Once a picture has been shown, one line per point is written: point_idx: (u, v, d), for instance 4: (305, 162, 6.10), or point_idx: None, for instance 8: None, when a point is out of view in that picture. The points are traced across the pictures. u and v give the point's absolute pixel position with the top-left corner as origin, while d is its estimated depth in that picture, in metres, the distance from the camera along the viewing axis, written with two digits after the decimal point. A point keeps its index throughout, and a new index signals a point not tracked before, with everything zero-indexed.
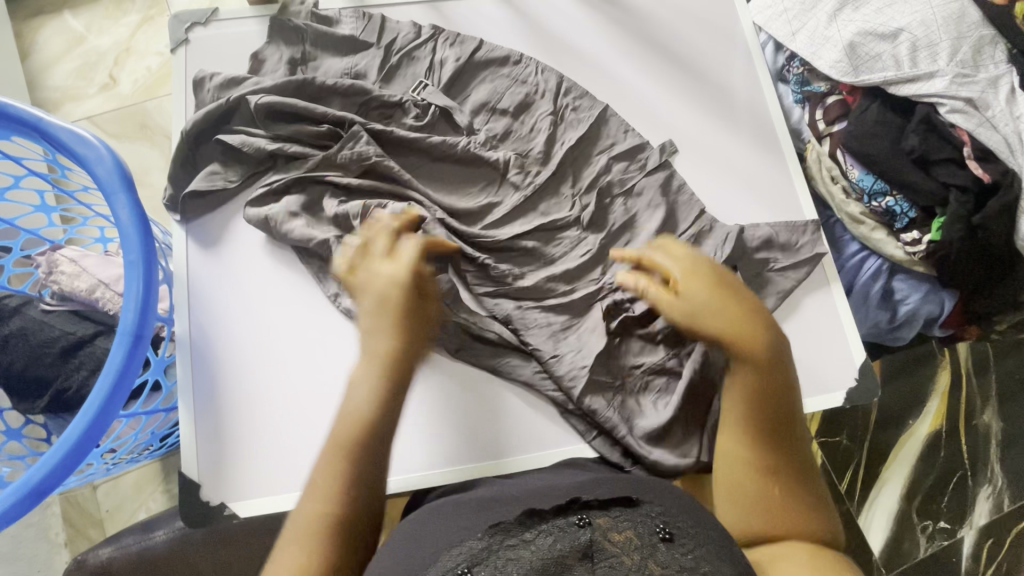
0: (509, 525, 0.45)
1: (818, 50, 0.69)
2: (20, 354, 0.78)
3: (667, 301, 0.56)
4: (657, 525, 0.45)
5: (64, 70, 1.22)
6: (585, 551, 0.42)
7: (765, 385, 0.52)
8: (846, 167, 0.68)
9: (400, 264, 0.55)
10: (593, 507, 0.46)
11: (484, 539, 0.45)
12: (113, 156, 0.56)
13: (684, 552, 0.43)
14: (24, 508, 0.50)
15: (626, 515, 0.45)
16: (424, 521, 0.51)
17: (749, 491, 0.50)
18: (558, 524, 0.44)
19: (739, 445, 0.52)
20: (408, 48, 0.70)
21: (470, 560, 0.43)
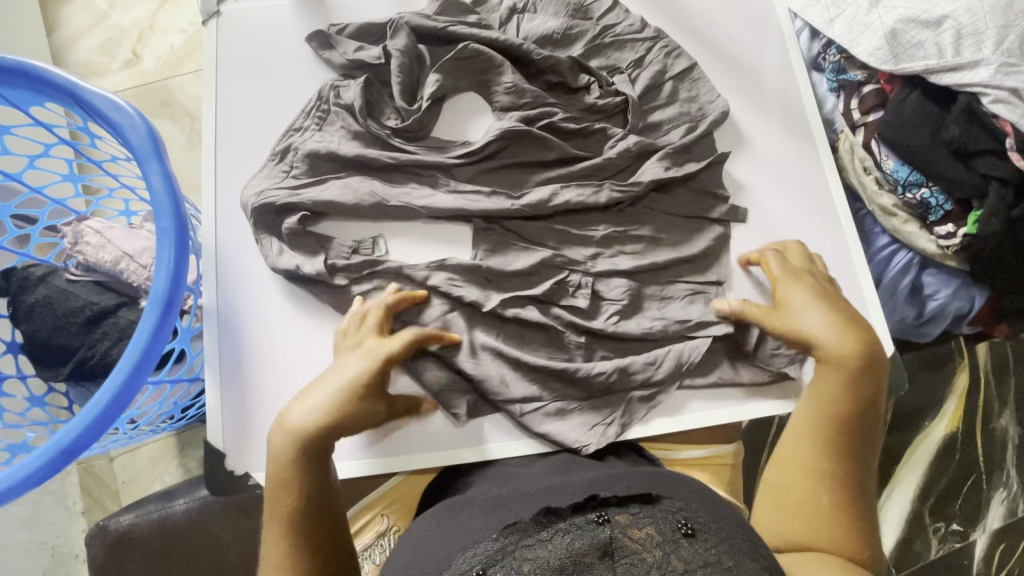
0: (525, 525, 0.45)
1: (858, 37, 0.67)
2: (45, 322, 0.78)
3: (771, 317, 0.61)
4: (678, 521, 0.45)
5: (88, 45, 1.23)
6: (605, 548, 0.42)
7: (837, 395, 0.56)
8: (881, 158, 0.67)
9: (381, 347, 0.57)
10: (612, 505, 0.46)
11: (498, 540, 0.45)
12: (146, 125, 0.56)
13: (706, 547, 0.42)
14: (54, 469, 0.50)
15: (646, 513, 0.45)
16: (438, 524, 0.51)
17: (792, 484, 0.54)
18: (577, 522, 0.44)
19: (805, 449, 0.55)
20: (450, 23, 0.69)
21: (484, 562, 0.42)
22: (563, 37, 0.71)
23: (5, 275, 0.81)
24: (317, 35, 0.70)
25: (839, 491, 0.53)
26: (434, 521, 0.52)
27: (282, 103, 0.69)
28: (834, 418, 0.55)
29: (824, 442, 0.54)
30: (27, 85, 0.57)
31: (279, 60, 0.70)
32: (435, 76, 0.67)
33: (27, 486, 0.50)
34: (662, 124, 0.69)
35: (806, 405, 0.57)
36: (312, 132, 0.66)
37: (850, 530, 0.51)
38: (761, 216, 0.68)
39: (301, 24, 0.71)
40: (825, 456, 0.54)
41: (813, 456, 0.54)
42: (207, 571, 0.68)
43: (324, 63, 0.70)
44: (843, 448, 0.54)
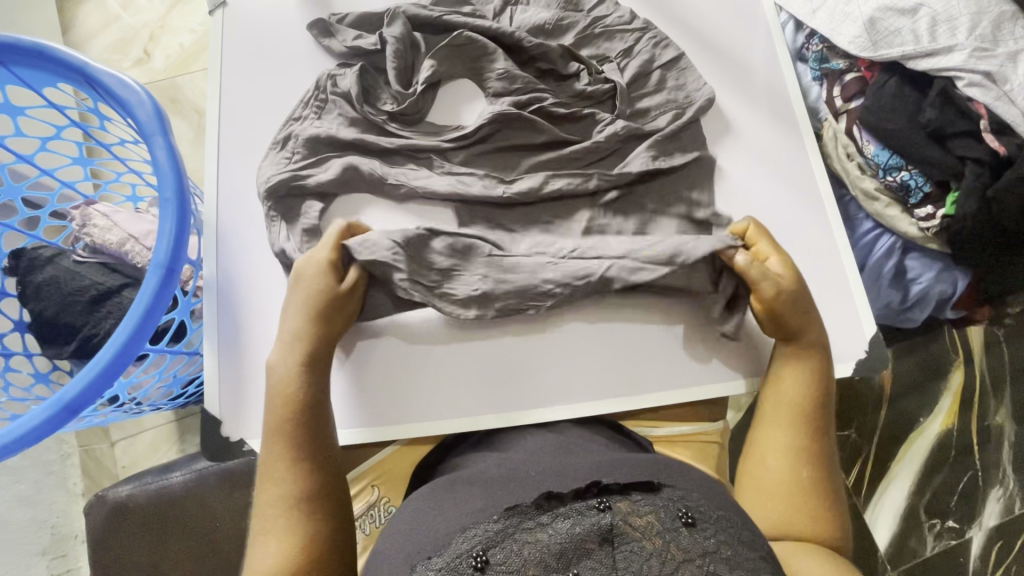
0: (526, 508, 0.46)
1: (838, 26, 0.69)
2: (52, 301, 0.81)
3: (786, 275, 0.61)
4: (679, 510, 0.46)
5: (101, 44, 1.27)
6: (606, 536, 0.43)
7: (806, 389, 0.60)
8: (862, 144, 0.70)
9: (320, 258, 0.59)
10: (614, 492, 0.47)
11: (499, 522, 0.45)
12: (153, 102, 0.58)
13: (706, 536, 0.44)
14: (55, 426, 0.52)
15: (647, 501, 0.47)
16: (439, 501, 0.53)
17: (769, 472, 0.57)
18: (577, 508, 0.45)
19: (784, 439, 0.58)
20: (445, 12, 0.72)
21: (484, 545, 0.43)
22: (554, 28, 0.73)
23: (14, 255, 0.83)
24: (316, 25, 0.72)
25: (816, 474, 0.57)
26: (431, 498, 0.53)
27: (282, 87, 0.71)
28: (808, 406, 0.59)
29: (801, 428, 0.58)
30: (41, 65, 0.60)
31: (281, 46, 0.72)
32: (430, 64, 0.69)
33: (30, 441, 0.51)
34: (651, 111, 0.71)
35: (782, 396, 0.60)
36: (312, 118, 0.69)
37: (823, 508, 0.56)
38: (746, 200, 0.70)
39: (302, 13, 0.74)
40: (803, 444, 0.58)
41: (795, 440, 0.58)
42: (202, 541, 0.69)
43: (324, 51, 0.73)
44: (814, 433, 0.58)
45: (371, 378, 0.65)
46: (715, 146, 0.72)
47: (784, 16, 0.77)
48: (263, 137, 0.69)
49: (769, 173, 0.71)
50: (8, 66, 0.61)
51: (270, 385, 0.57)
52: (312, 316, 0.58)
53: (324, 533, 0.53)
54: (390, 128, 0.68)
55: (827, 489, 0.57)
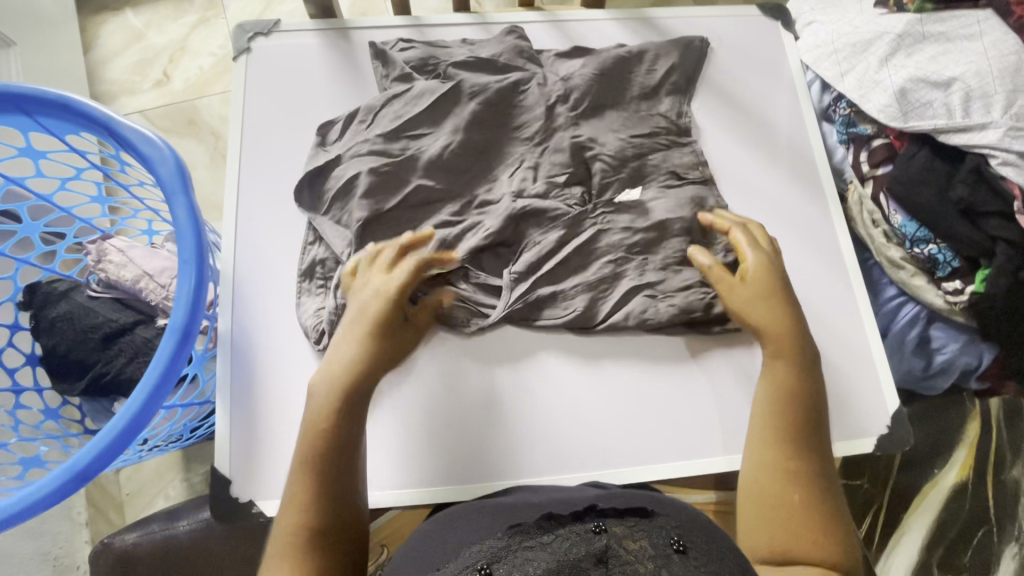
0: (529, 528, 0.46)
1: (868, 93, 0.69)
2: (64, 337, 0.81)
3: (730, 286, 0.62)
4: (672, 537, 0.44)
5: (121, 65, 1.28)
6: (600, 555, 0.41)
7: (791, 382, 0.58)
8: (889, 212, 0.69)
9: (392, 282, 0.60)
10: (610, 516, 0.46)
11: (503, 540, 0.45)
12: (175, 158, 0.58)
13: (697, 564, 0.41)
14: (69, 490, 0.51)
15: (641, 526, 0.45)
16: (446, 527, 0.52)
17: (754, 479, 0.54)
18: (575, 529, 0.44)
19: (762, 447, 0.55)
20: (471, 62, 0.71)
21: (489, 559, 0.42)
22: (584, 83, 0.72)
23: (29, 289, 0.83)
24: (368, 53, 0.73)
25: (805, 488, 0.52)
26: (440, 525, 0.53)
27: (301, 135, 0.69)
28: (773, 436, 0.56)
29: (784, 471, 0.53)
30: (65, 116, 0.60)
31: (303, 93, 0.71)
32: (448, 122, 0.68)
33: (42, 506, 0.51)
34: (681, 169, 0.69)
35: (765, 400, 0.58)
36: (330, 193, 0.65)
37: (824, 520, 0.51)
38: None
39: (327, 61, 0.73)
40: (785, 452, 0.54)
41: (774, 461, 0.54)
42: None
43: (349, 100, 0.71)
44: (796, 436, 0.55)
45: (403, 436, 0.61)
46: (741, 207, 0.70)
47: (811, 77, 0.77)
48: (280, 185, 0.68)
49: (796, 237, 0.70)
50: (31, 115, 0.61)
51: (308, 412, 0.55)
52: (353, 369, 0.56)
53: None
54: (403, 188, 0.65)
55: (823, 497, 0.52)
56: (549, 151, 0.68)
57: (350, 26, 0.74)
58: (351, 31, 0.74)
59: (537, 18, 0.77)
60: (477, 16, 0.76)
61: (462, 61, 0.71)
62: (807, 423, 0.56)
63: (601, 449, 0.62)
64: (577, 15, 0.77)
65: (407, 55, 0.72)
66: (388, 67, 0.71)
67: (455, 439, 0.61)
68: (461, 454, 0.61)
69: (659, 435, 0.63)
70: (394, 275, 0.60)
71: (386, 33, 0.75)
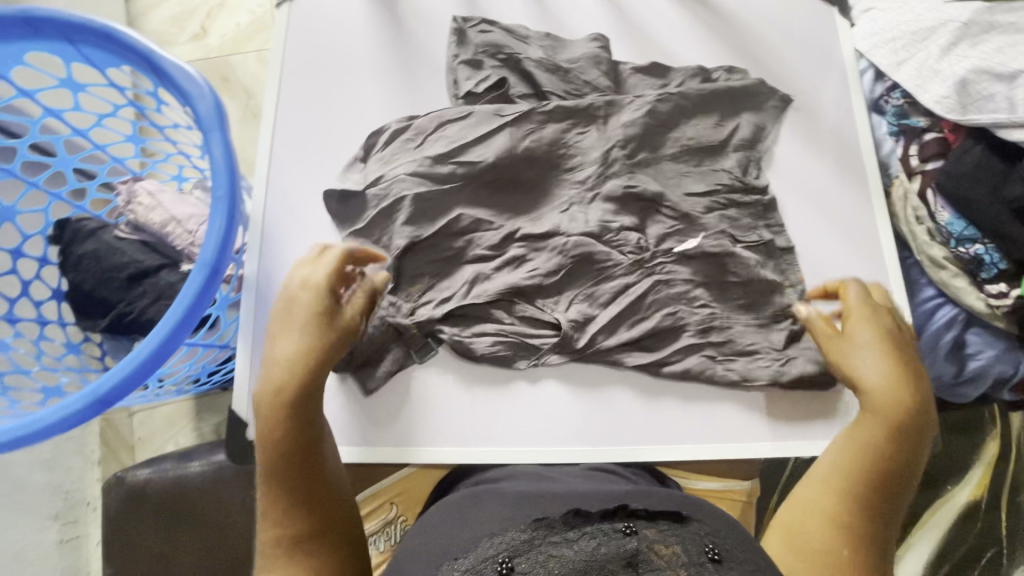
0: (553, 522, 0.45)
1: (925, 83, 0.67)
2: (91, 274, 0.82)
3: (831, 340, 0.59)
4: (708, 546, 0.42)
5: (160, 16, 1.28)
6: (631, 558, 0.40)
7: (888, 434, 0.52)
8: (936, 209, 0.67)
9: (316, 275, 0.56)
10: (641, 518, 0.45)
11: (527, 533, 0.44)
12: (214, 96, 0.58)
13: None
14: (89, 415, 0.51)
15: (675, 530, 0.44)
16: (464, 512, 0.51)
17: (807, 526, 0.50)
18: (604, 529, 0.43)
19: (827, 499, 0.50)
20: (539, 55, 0.69)
21: (511, 552, 0.42)
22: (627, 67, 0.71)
23: (59, 225, 0.84)
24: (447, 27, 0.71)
25: (855, 543, 0.48)
26: (460, 508, 0.52)
27: (338, 87, 0.68)
28: (842, 485, 0.51)
29: (832, 510, 0.50)
30: (108, 46, 0.60)
31: (344, 48, 0.70)
32: (489, 94, 0.67)
33: (63, 427, 0.51)
34: (720, 154, 0.68)
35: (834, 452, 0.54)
36: (372, 152, 0.66)
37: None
38: (814, 263, 0.67)
39: (370, 17, 0.71)
40: (844, 504, 0.50)
41: (830, 507, 0.50)
42: (213, 535, 0.68)
43: (388, 58, 0.70)
44: (863, 488, 0.50)
45: (402, 399, 0.62)
46: (780, 192, 0.69)
47: (863, 66, 0.74)
48: (313, 135, 0.67)
49: (834, 230, 0.68)
50: (75, 44, 0.61)
51: (262, 412, 0.52)
52: (299, 357, 0.53)
53: (344, 572, 0.47)
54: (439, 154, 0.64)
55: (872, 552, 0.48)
56: (586, 125, 0.66)
57: None
58: None
59: None
60: None
61: (539, 57, 0.69)
62: (882, 474, 0.51)
63: (619, 429, 0.61)
64: None
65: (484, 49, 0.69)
66: (462, 58, 0.69)
67: (463, 402, 0.61)
68: (474, 427, 0.61)
69: (677, 423, 0.62)
70: (317, 270, 0.56)
71: None
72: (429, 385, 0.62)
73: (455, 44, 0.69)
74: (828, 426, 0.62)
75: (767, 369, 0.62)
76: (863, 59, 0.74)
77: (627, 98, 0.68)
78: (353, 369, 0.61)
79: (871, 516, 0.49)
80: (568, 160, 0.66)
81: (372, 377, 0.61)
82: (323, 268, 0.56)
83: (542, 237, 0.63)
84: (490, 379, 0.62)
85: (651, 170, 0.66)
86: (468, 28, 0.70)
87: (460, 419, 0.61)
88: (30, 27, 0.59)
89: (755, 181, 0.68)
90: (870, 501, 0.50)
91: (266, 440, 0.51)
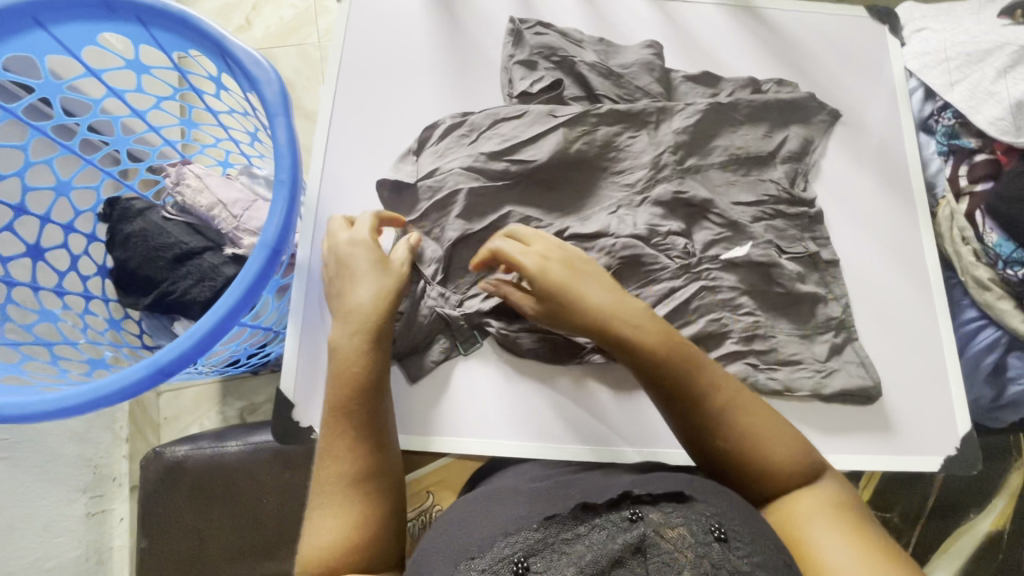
0: (563, 517, 0.44)
1: (979, 104, 0.70)
2: (137, 252, 0.83)
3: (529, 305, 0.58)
4: (713, 523, 0.42)
5: (208, 7, 1.31)
6: (638, 545, 0.41)
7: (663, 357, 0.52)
8: (985, 231, 0.69)
9: (357, 233, 0.60)
10: (645, 502, 0.44)
11: (539, 529, 0.44)
12: (281, 83, 0.59)
13: (739, 556, 0.40)
14: (147, 386, 0.53)
15: (679, 511, 0.43)
16: (480, 505, 0.51)
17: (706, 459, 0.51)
18: (612, 518, 0.43)
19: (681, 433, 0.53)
20: (592, 59, 0.70)
21: (526, 551, 0.42)
22: (680, 75, 0.72)
23: (109, 203, 0.85)
24: (504, 28, 0.72)
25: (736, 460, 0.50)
26: (477, 503, 0.53)
27: (393, 81, 0.70)
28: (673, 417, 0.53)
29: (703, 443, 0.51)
30: (181, 30, 0.61)
31: (402, 43, 0.71)
32: (544, 96, 0.68)
33: (121, 397, 0.52)
34: (770, 165, 0.69)
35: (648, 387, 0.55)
36: (426, 145, 0.67)
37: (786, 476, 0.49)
38: (857, 278, 0.67)
39: (427, 16, 0.72)
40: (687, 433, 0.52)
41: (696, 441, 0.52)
42: (248, 514, 0.69)
43: (444, 55, 0.71)
44: (702, 413, 0.51)
45: (442, 389, 0.62)
46: (825, 206, 0.69)
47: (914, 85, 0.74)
48: (368, 127, 0.68)
49: (878, 247, 0.68)
50: (147, 26, 0.62)
51: (336, 360, 0.55)
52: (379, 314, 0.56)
53: (391, 510, 0.52)
54: (495, 150, 0.65)
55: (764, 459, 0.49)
56: (638, 127, 0.67)
57: None
58: None
59: None
60: None
61: (593, 62, 0.70)
62: (711, 395, 0.51)
63: (656, 432, 0.62)
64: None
65: (539, 54, 0.70)
66: (518, 59, 0.70)
67: (504, 392, 0.62)
68: (514, 419, 0.62)
69: None
70: (357, 232, 0.60)
71: None
72: (476, 374, 0.62)
73: (512, 46, 0.71)
74: (865, 441, 0.63)
75: (809, 380, 0.62)
76: (913, 78, 0.74)
77: (680, 106, 0.69)
78: (399, 357, 0.62)
79: (716, 440, 0.50)
80: (618, 164, 0.67)
81: (417, 366, 0.62)
82: (358, 225, 0.61)
83: (591, 237, 0.64)
84: (532, 372, 0.63)
85: (701, 177, 0.67)
86: (523, 29, 0.71)
87: (502, 411, 0.62)
88: (106, 8, 0.61)
89: (802, 193, 0.68)
90: (700, 413, 0.51)
91: (341, 381, 0.54)
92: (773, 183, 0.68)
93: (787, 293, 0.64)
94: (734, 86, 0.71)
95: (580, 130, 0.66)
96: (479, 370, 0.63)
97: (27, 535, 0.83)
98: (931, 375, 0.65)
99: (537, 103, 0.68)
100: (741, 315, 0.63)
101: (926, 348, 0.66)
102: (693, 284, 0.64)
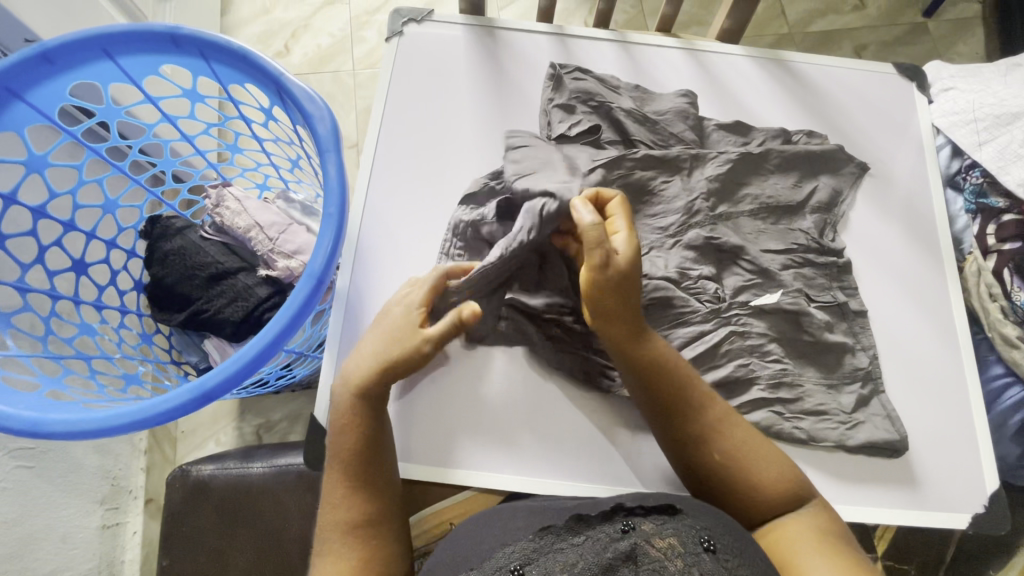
0: (558, 528, 0.47)
1: (1008, 166, 0.73)
2: (174, 270, 0.85)
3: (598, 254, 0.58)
4: (701, 535, 0.44)
5: (249, 32, 1.36)
6: (630, 555, 0.43)
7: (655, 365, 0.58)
8: (1013, 289, 0.71)
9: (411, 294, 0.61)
10: (638, 514, 0.46)
11: (534, 541, 0.47)
12: (333, 120, 0.62)
13: (725, 566, 0.42)
14: (190, 408, 0.54)
15: (670, 523, 0.45)
16: (482, 524, 0.53)
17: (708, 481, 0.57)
18: (604, 530, 0.45)
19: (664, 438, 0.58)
20: (628, 105, 0.73)
21: (522, 560, 0.45)
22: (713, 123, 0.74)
23: (150, 221, 0.88)
24: (546, 72, 0.75)
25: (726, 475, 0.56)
26: (477, 523, 0.54)
27: (436, 118, 0.73)
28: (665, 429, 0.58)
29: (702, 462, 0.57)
30: (241, 66, 0.64)
31: (446, 82, 0.74)
32: (581, 139, 0.70)
33: (166, 418, 0.54)
34: (800, 213, 0.70)
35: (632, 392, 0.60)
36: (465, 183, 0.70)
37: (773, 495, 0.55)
38: (884, 330, 0.68)
39: (471, 60, 0.75)
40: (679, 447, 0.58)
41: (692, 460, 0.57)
42: (269, 537, 0.69)
43: (485, 95, 0.74)
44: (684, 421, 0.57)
45: (465, 421, 0.63)
46: (853, 256, 0.70)
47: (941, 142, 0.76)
48: (410, 161, 0.71)
49: (905, 298, 0.69)
50: (209, 60, 0.65)
51: (332, 413, 0.58)
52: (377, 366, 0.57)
53: (387, 554, 0.55)
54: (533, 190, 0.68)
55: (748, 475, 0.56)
56: (670, 172, 0.69)
57: (498, 25, 0.77)
58: (499, 30, 0.77)
59: (674, 44, 0.78)
60: (617, 33, 0.78)
61: (630, 108, 0.72)
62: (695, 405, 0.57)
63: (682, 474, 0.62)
64: (714, 49, 0.78)
65: (577, 99, 0.72)
66: (557, 103, 0.73)
67: (531, 427, 0.63)
68: (541, 455, 0.62)
69: None
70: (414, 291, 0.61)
71: (531, 37, 0.77)
72: (499, 406, 0.63)
73: (551, 90, 0.73)
74: (892, 494, 0.63)
75: (833, 432, 0.63)
76: (939, 137, 0.76)
77: (712, 153, 0.71)
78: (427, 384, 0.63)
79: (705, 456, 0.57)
80: (651, 207, 0.68)
81: (440, 396, 0.63)
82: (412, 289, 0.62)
83: None
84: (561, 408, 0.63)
85: (731, 223, 0.69)
86: (562, 75, 0.74)
87: (528, 444, 0.62)
88: (173, 42, 0.64)
89: (831, 244, 0.69)
90: (693, 424, 0.57)
91: (338, 433, 0.57)
92: (802, 231, 0.69)
93: (815, 341, 0.65)
94: (765, 136, 0.73)
95: (615, 175, 0.68)
96: (499, 401, 0.63)
97: (46, 545, 0.84)
98: (958, 430, 0.65)
99: (575, 146, 0.70)
100: (770, 361, 0.64)
101: (954, 402, 0.66)
102: (724, 329, 0.65)
